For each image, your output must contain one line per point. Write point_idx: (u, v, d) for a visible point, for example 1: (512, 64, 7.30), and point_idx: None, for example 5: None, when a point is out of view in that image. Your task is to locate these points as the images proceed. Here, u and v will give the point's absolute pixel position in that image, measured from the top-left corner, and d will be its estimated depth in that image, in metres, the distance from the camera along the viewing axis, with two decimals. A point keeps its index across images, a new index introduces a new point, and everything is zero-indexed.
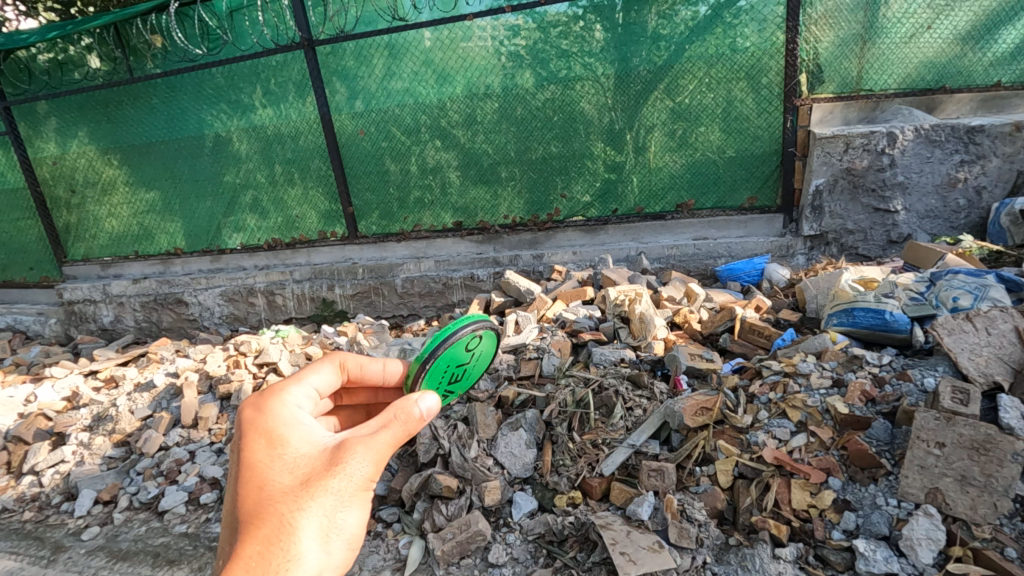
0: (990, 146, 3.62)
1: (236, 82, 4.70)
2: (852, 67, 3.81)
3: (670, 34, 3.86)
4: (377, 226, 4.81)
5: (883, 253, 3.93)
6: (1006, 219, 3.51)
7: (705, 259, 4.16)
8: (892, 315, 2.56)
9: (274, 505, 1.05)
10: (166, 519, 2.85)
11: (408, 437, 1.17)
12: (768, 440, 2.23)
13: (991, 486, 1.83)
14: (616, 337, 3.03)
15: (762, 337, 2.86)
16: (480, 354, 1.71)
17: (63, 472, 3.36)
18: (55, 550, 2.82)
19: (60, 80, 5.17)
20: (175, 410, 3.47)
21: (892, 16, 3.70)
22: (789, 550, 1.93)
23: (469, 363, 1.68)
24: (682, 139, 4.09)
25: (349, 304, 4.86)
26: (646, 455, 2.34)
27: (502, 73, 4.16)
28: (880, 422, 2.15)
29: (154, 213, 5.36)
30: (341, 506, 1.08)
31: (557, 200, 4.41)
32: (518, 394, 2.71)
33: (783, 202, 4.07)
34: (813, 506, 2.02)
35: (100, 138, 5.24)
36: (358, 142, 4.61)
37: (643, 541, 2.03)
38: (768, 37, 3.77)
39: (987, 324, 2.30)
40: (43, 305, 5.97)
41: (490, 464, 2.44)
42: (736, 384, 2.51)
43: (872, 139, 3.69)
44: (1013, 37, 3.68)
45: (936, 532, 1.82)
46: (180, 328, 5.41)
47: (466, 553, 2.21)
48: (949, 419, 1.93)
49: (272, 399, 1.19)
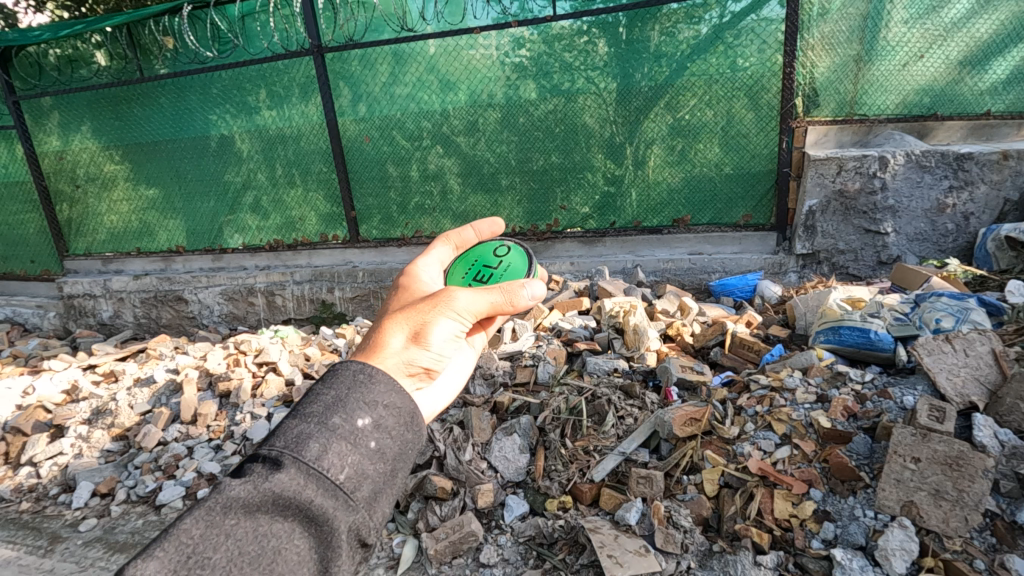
0: (978, 173, 3.73)
1: (243, 84, 4.78)
2: (847, 89, 3.92)
3: (671, 52, 3.97)
4: (377, 231, 4.89)
5: (872, 273, 4.03)
6: (993, 244, 3.63)
7: (699, 274, 4.25)
8: (876, 334, 2.65)
9: (384, 323, 1.19)
10: (162, 513, 2.91)
11: (503, 303, 1.27)
12: (753, 451, 2.31)
13: (962, 500, 1.91)
14: (609, 348, 3.10)
15: (751, 351, 2.97)
16: (510, 269, 1.69)
17: (61, 464, 3.39)
18: (52, 541, 2.87)
19: (69, 76, 5.24)
20: (175, 406, 3.53)
21: (889, 41, 3.81)
22: (770, 557, 2.01)
23: (495, 271, 1.66)
24: (682, 154, 4.19)
25: (348, 306, 4.93)
26: (636, 463, 2.41)
27: (505, 84, 4.27)
28: (860, 437, 2.23)
29: (155, 211, 5.42)
30: (433, 317, 1.19)
31: (556, 210, 4.50)
32: (513, 400, 2.79)
33: (777, 221, 4.17)
34: (794, 516, 2.09)
35: (104, 135, 5.31)
36: (361, 147, 4.70)
37: (630, 544, 2.11)
38: (767, 59, 3.88)
39: (965, 345, 2.39)
40: (42, 299, 6.01)
41: (484, 468, 2.51)
42: (724, 397, 2.59)
43: (863, 163, 3.80)
44: (1004, 67, 3.81)
45: (910, 543, 1.90)
46: (179, 325, 5.47)
47: (458, 553, 2.26)
48: (925, 436, 2.01)
49: (410, 264, 1.46)
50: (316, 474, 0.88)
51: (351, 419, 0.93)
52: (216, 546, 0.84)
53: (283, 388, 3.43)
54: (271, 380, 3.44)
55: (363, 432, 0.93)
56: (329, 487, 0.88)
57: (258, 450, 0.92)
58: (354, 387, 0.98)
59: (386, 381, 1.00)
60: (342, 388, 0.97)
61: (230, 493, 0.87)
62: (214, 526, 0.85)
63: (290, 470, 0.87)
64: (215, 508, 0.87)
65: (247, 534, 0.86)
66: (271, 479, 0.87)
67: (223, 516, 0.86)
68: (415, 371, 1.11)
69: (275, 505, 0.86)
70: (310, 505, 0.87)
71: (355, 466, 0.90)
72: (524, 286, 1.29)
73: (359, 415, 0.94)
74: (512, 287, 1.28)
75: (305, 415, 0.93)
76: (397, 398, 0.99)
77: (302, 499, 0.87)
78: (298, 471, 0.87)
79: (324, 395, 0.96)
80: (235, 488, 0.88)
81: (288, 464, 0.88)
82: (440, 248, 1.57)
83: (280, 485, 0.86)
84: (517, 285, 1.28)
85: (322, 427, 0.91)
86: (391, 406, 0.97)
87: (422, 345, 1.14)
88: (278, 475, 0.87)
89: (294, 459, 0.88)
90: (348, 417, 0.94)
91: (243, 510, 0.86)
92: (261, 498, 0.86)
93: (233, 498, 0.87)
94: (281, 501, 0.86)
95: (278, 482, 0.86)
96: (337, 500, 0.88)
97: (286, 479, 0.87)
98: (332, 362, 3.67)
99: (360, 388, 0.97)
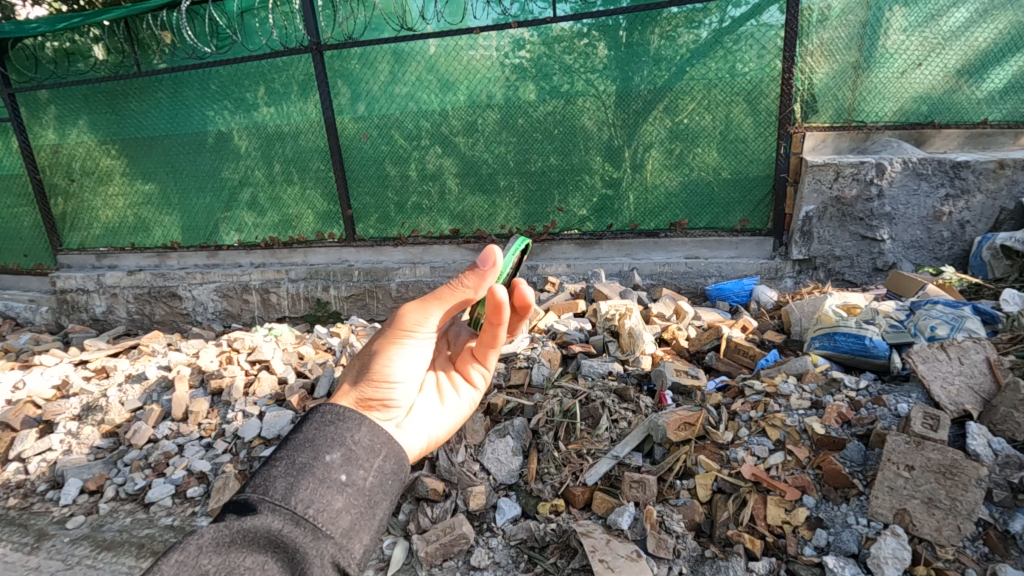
0: (975, 181, 3.75)
1: (241, 80, 4.75)
2: (845, 97, 3.93)
3: (671, 56, 3.97)
4: (374, 230, 4.86)
5: (868, 280, 4.03)
6: (988, 253, 3.64)
7: (696, 278, 4.24)
8: (871, 341, 2.65)
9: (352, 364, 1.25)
10: (151, 511, 2.88)
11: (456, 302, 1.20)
12: (747, 457, 2.30)
13: (956, 509, 1.91)
14: (604, 351, 3.06)
15: (746, 356, 2.95)
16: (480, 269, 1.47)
17: (50, 460, 3.35)
18: (39, 537, 2.85)
19: (66, 69, 5.21)
20: (166, 403, 3.48)
21: (888, 48, 3.81)
22: (762, 564, 2.01)
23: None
24: (680, 157, 4.18)
25: (343, 305, 4.91)
26: (629, 467, 2.40)
27: (504, 85, 4.26)
28: (854, 444, 2.22)
29: (151, 206, 5.38)
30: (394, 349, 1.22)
31: (553, 213, 4.49)
32: (507, 402, 2.75)
33: (774, 226, 4.16)
34: (787, 522, 2.09)
35: (100, 129, 5.27)
36: (359, 146, 4.67)
37: (622, 549, 2.10)
38: (766, 64, 3.88)
39: (960, 354, 2.39)
40: (35, 293, 5.96)
41: (477, 470, 2.50)
42: (719, 401, 2.57)
43: (861, 170, 3.80)
44: (1001, 76, 3.83)
45: (903, 551, 1.90)
46: (173, 322, 5.44)
47: (449, 556, 2.25)
48: (919, 443, 2.01)
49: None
50: (285, 508, 0.90)
51: (320, 456, 0.97)
52: None
53: (276, 386, 3.40)
54: (264, 377, 3.41)
55: (332, 467, 0.96)
56: (300, 519, 0.90)
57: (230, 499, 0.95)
58: (324, 425, 1.02)
59: (356, 418, 1.04)
60: (312, 428, 1.01)
61: (203, 535, 0.89)
62: (187, 567, 0.86)
63: (260, 507, 0.90)
64: (190, 551, 0.88)
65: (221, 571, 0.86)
66: (243, 519, 0.89)
67: (198, 556, 0.87)
68: (378, 405, 1.15)
69: (247, 540, 0.88)
70: (281, 537, 0.88)
71: (322, 500, 0.92)
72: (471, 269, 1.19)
73: (327, 452, 0.97)
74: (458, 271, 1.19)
75: (275, 459, 0.97)
76: (367, 434, 1.02)
77: (274, 532, 0.88)
78: (268, 506, 0.90)
79: (294, 437, 1.00)
80: (207, 531, 0.89)
81: (257, 503, 0.91)
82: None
83: (252, 522, 0.89)
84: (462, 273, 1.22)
85: (290, 467, 0.94)
86: (361, 440, 1.01)
87: (380, 376, 1.17)
88: (250, 513, 0.90)
89: (264, 498, 0.91)
90: (317, 454, 0.97)
91: (214, 551, 0.87)
92: (234, 534, 0.88)
93: (208, 539, 0.88)
94: (253, 537, 0.88)
95: (251, 520, 0.89)
96: (306, 530, 0.89)
97: (258, 515, 0.89)
98: (325, 361, 3.63)
99: (329, 425, 1.01)
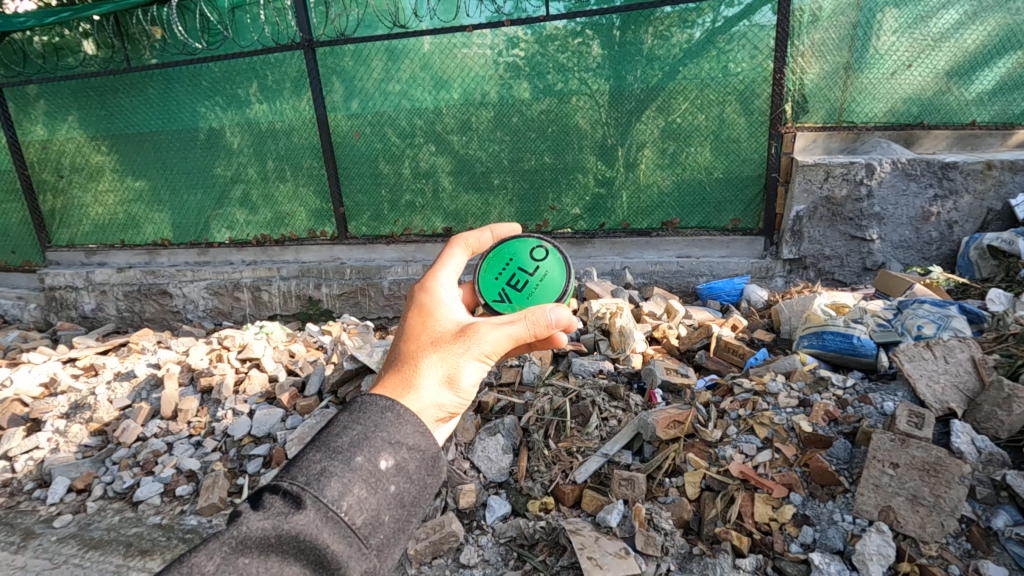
0: (963, 182, 3.78)
1: (233, 77, 4.72)
2: (837, 97, 3.95)
3: (664, 55, 3.98)
4: (366, 227, 4.85)
5: (857, 280, 4.06)
6: (975, 253, 3.68)
7: (687, 277, 4.26)
8: (859, 340, 2.67)
9: (417, 359, 1.20)
10: (140, 509, 2.86)
11: (526, 333, 1.31)
12: (735, 454, 2.31)
13: (939, 506, 1.93)
14: (595, 349, 3.07)
15: (736, 355, 2.98)
16: (546, 279, 1.78)
17: (37, 459, 3.32)
18: (25, 537, 2.83)
19: (55, 64, 5.15)
20: (155, 401, 3.46)
21: (879, 50, 3.84)
22: (749, 561, 2.02)
23: (531, 278, 1.78)
24: (673, 157, 4.20)
25: (335, 303, 4.89)
26: (618, 465, 2.41)
27: (498, 83, 4.26)
28: (841, 442, 2.24)
29: (141, 202, 5.34)
30: (466, 360, 1.22)
31: (546, 211, 4.49)
32: (498, 400, 2.76)
33: (765, 226, 4.18)
34: (774, 520, 2.10)
35: (90, 125, 5.22)
36: (352, 143, 4.66)
37: (610, 547, 2.11)
38: (758, 65, 3.90)
39: (946, 352, 2.42)
40: (22, 290, 5.90)
41: (467, 468, 2.51)
42: (708, 400, 2.59)
43: (851, 170, 3.83)
44: (990, 78, 3.88)
45: (887, 548, 1.92)
46: (163, 319, 5.40)
47: (439, 554, 2.26)
48: (904, 441, 2.03)
49: (421, 281, 1.38)
50: (337, 519, 0.90)
51: (374, 459, 0.96)
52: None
53: (267, 384, 3.40)
54: (254, 375, 3.40)
55: (385, 473, 0.96)
56: (347, 532, 0.91)
57: (279, 482, 0.94)
58: (380, 424, 1.00)
59: (413, 422, 1.03)
60: (367, 425, 0.99)
61: (250, 525, 0.89)
62: (233, 557, 0.88)
63: (309, 511, 0.89)
64: (235, 540, 0.89)
65: (260, 569, 0.88)
66: (292, 519, 0.89)
67: (244, 548, 0.88)
68: (447, 416, 1.18)
69: (293, 544, 0.89)
70: (326, 550, 0.89)
71: (372, 511, 0.93)
72: (548, 310, 1.33)
73: (383, 456, 0.97)
74: (543, 320, 1.32)
75: (330, 451, 0.96)
76: (394, 420, 1.01)
77: (319, 542, 0.89)
78: (317, 513, 0.90)
79: (350, 429, 0.99)
80: (253, 523, 0.89)
81: (308, 505, 0.90)
82: (458, 253, 1.48)
83: (301, 526, 0.89)
84: (544, 320, 1.32)
85: (346, 466, 0.94)
86: (414, 447, 1.00)
87: (456, 391, 1.19)
88: (299, 516, 0.89)
89: (317, 503, 0.90)
90: (372, 456, 0.97)
91: (260, 546, 0.88)
92: (281, 536, 0.88)
93: (254, 532, 0.89)
94: (299, 542, 0.89)
95: (302, 524, 0.89)
96: (350, 547, 0.91)
97: (305, 521, 0.89)
98: (316, 359, 3.61)
99: (380, 428, 1.00)
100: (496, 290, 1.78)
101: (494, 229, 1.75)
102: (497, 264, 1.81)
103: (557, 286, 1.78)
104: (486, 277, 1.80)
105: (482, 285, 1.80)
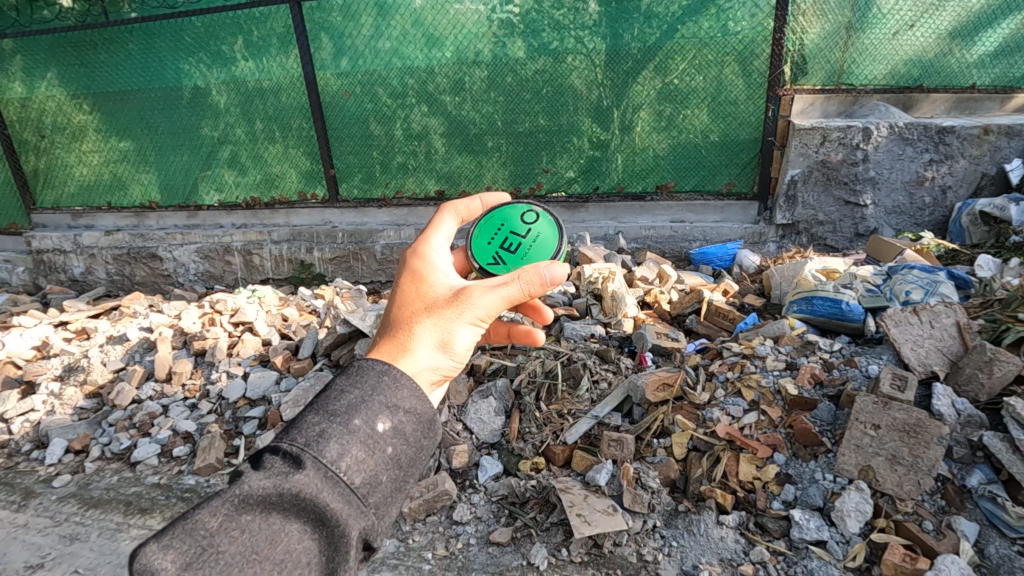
0: (959, 147, 3.76)
1: (216, 32, 4.56)
2: (837, 58, 3.87)
3: (663, 13, 3.87)
4: (358, 190, 4.78)
5: (849, 245, 4.07)
6: (967, 219, 3.69)
7: (680, 242, 4.26)
8: (847, 305, 2.70)
9: (410, 324, 1.21)
10: (138, 469, 2.91)
11: (521, 294, 1.28)
12: (722, 416, 2.37)
13: (917, 465, 1.99)
14: (587, 314, 3.09)
15: (726, 319, 3.01)
16: (540, 239, 1.77)
17: (33, 421, 3.35)
18: (26, 496, 2.87)
19: (29, 18, 4.95)
20: (149, 364, 3.47)
21: (881, 9, 3.75)
22: (732, 517, 2.09)
23: (524, 240, 1.76)
24: (669, 119, 4.13)
25: (328, 267, 4.86)
26: (608, 426, 2.46)
27: (492, 41, 4.14)
28: (825, 404, 2.30)
29: (127, 163, 5.23)
30: (458, 324, 1.22)
31: (540, 174, 4.43)
32: (490, 363, 2.80)
33: (759, 190, 4.16)
34: (757, 478, 2.17)
35: (70, 82, 5.06)
36: (342, 103, 4.54)
37: (599, 504, 2.17)
38: (758, 23, 3.80)
39: (932, 317, 2.45)
40: (8, 253, 5.82)
41: (460, 429, 2.56)
42: (697, 363, 2.64)
43: (847, 134, 3.79)
44: (992, 40, 3.80)
45: (865, 505, 1.98)
46: (154, 283, 5.36)
47: (432, 511, 2.32)
48: (885, 404, 2.08)
49: (414, 247, 1.38)
50: (336, 477, 0.92)
51: (371, 421, 0.98)
52: (232, 532, 0.89)
53: (260, 348, 3.41)
54: (248, 339, 3.41)
55: (381, 435, 0.97)
56: (345, 491, 0.92)
57: (279, 442, 0.95)
58: (377, 388, 1.02)
59: (409, 386, 1.04)
60: (364, 388, 1.01)
61: (251, 484, 0.91)
62: (235, 513, 0.90)
63: (308, 471, 0.91)
64: (237, 498, 0.90)
65: (262, 526, 0.90)
66: (292, 478, 0.90)
67: (245, 506, 0.90)
68: (443, 378, 1.21)
69: (293, 502, 0.90)
70: (325, 507, 0.91)
71: (370, 471, 0.95)
72: (542, 268, 1.29)
73: (379, 419, 0.98)
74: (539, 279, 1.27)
75: (328, 413, 0.97)
76: (388, 383, 1.03)
77: (318, 500, 0.90)
78: (317, 472, 0.91)
79: (348, 393, 1.00)
80: (254, 482, 0.91)
81: (308, 465, 0.91)
82: (449, 218, 1.46)
83: (301, 485, 0.90)
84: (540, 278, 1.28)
85: (344, 427, 0.95)
86: (409, 408, 1.02)
87: (449, 354, 1.20)
88: (298, 475, 0.91)
89: (316, 463, 0.92)
90: (368, 419, 0.98)
91: (261, 504, 0.90)
92: (281, 494, 0.90)
93: (255, 491, 0.90)
94: (299, 500, 0.90)
95: (302, 483, 0.90)
96: (349, 505, 0.92)
97: (305, 480, 0.90)
98: (309, 323, 3.61)
99: (373, 393, 1.01)
100: (490, 253, 1.75)
101: (484, 196, 1.69)
102: (489, 230, 1.79)
103: (551, 246, 1.76)
104: (479, 242, 1.77)
105: (475, 249, 1.75)
